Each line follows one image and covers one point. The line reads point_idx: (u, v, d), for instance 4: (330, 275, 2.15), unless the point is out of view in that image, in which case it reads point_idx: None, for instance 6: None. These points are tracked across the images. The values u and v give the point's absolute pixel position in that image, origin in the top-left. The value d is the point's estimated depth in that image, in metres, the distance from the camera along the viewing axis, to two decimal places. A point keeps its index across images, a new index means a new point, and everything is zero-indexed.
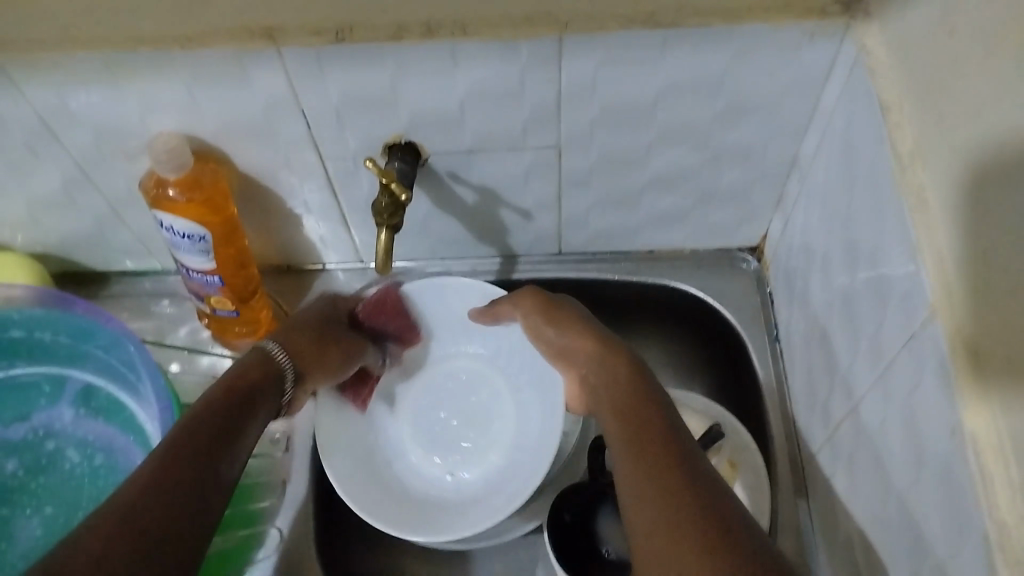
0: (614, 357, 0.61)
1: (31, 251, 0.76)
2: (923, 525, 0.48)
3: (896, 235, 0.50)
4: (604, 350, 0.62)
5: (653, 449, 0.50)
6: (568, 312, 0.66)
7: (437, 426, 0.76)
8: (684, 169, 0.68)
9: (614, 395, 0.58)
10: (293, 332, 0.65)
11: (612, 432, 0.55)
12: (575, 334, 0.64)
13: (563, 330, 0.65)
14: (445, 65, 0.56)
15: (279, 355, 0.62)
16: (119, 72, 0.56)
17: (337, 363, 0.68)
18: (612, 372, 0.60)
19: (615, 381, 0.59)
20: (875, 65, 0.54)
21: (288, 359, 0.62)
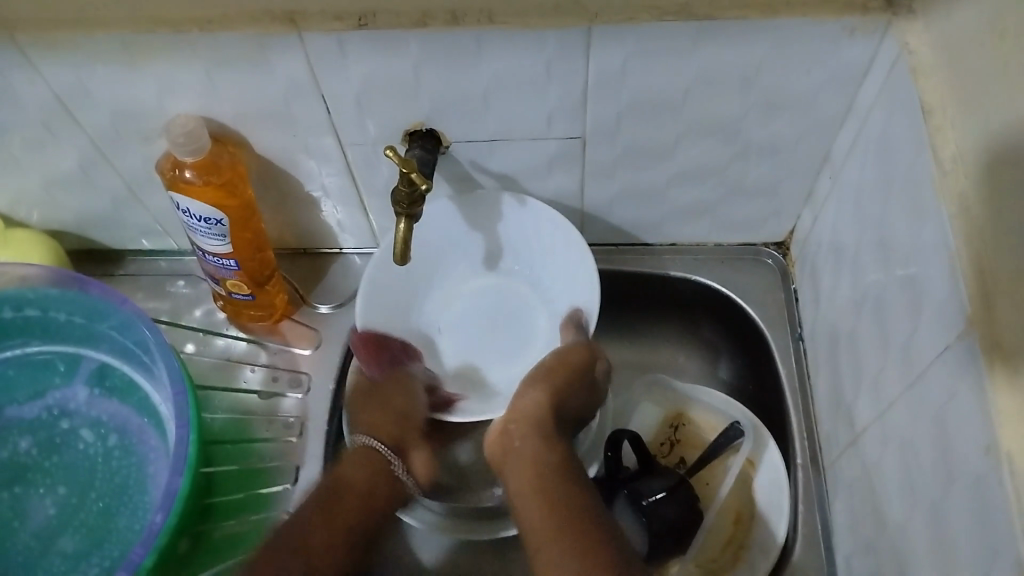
0: (546, 437, 0.60)
1: (47, 228, 0.76)
2: (950, 543, 0.46)
3: (932, 243, 0.49)
4: (545, 422, 0.61)
5: (583, 556, 0.51)
6: (569, 379, 0.64)
7: (467, 330, 0.74)
8: (712, 163, 0.66)
9: (537, 472, 0.58)
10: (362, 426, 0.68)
11: (532, 528, 0.54)
12: (529, 396, 0.63)
13: (532, 387, 0.64)
14: (470, 53, 0.55)
15: (380, 450, 0.66)
16: (136, 53, 0.54)
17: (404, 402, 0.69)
18: (524, 445, 0.60)
19: (533, 457, 0.59)
20: (917, 64, 0.52)
21: (385, 448, 0.66)
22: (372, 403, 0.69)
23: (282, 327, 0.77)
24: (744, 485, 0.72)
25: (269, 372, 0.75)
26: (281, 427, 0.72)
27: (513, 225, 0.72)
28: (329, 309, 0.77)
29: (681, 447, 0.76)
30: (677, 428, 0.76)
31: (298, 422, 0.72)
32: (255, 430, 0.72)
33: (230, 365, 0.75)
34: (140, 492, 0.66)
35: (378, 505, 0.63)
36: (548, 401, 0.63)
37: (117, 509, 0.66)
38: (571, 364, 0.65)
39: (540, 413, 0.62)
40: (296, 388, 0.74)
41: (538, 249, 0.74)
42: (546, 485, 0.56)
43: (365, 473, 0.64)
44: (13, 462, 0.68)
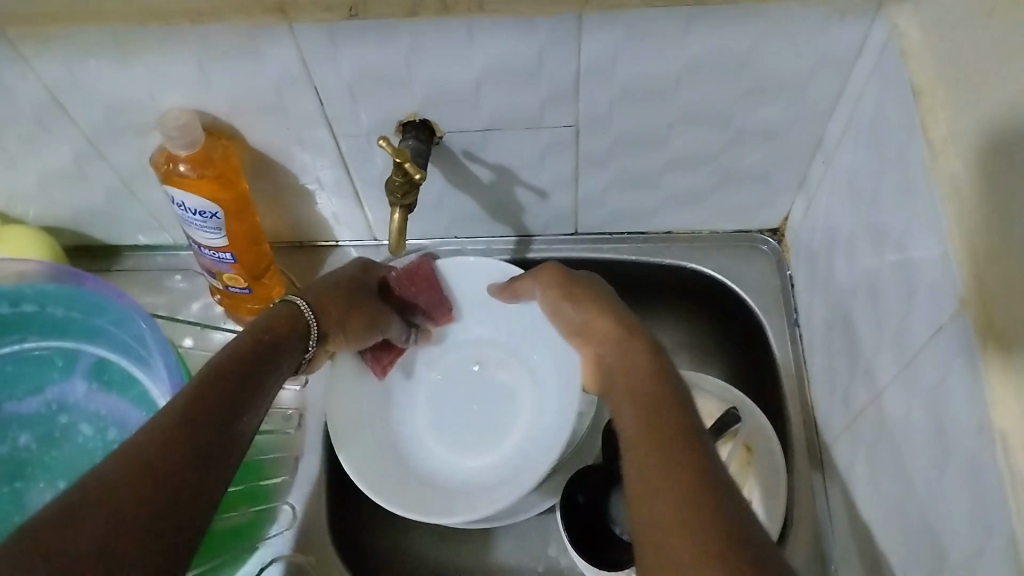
0: (633, 340, 0.59)
1: (43, 224, 0.76)
2: (946, 523, 0.47)
3: (925, 224, 0.49)
4: (620, 327, 0.61)
5: (667, 444, 0.48)
6: (591, 288, 0.65)
7: (447, 413, 0.75)
8: (706, 149, 0.66)
9: (626, 379, 0.56)
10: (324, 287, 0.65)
11: (623, 425, 0.52)
12: (581, 309, 0.64)
13: (574, 301, 0.65)
14: (461, 42, 0.55)
15: (303, 305, 0.62)
16: (128, 47, 0.55)
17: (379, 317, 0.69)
18: (618, 354, 0.60)
19: (629, 367, 0.57)
20: (907, 46, 0.52)
21: (312, 311, 0.63)
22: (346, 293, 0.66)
23: None
24: (742, 470, 0.70)
25: None
26: (280, 419, 0.73)
27: (455, 280, 0.76)
28: None
29: None
30: None
31: (296, 413, 0.73)
32: None
33: None
34: None
35: (286, 327, 0.60)
36: (602, 310, 0.63)
37: None
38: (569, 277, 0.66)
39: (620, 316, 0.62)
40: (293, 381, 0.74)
41: (500, 308, 0.76)
42: (631, 385, 0.55)
43: (283, 315, 0.61)
44: (13, 457, 0.68)
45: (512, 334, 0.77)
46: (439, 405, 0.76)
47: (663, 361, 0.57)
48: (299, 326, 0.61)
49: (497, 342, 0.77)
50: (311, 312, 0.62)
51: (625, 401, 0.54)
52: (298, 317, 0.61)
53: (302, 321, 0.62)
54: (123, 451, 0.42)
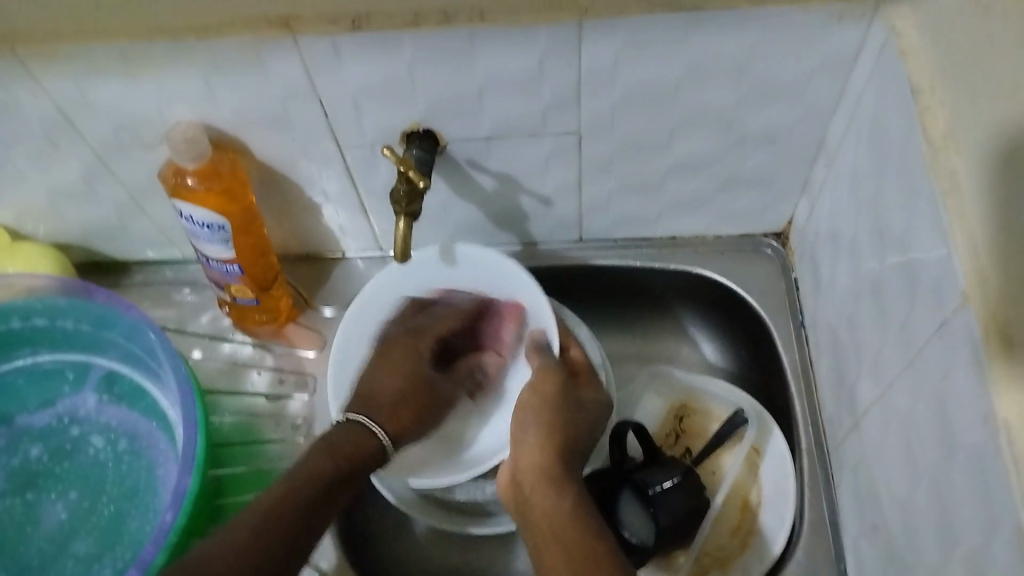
0: (557, 478, 0.57)
1: (53, 241, 0.77)
2: (953, 520, 0.47)
3: (926, 222, 0.49)
4: (554, 465, 0.58)
5: None
6: (553, 410, 0.61)
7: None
8: (708, 153, 0.67)
9: (554, 535, 0.54)
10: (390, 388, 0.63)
11: None
12: (529, 437, 0.60)
13: (534, 422, 0.60)
14: (464, 52, 0.56)
15: (376, 428, 0.60)
16: (135, 63, 0.55)
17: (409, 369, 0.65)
18: (540, 498, 0.56)
19: (548, 508, 0.55)
20: (905, 47, 0.52)
21: (383, 430, 0.61)
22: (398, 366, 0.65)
23: (287, 330, 0.78)
24: (749, 473, 0.72)
25: (276, 375, 0.76)
26: (290, 428, 0.73)
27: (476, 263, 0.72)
28: (334, 312, 0.78)
29: (687, 437, 0.76)
30: (682, 419, 0.77)
31: (306, 424, 0.74)
32: (264, 431, 0.73)
33: (238, 370, 0.77)
34: (150, 493, 0.67)
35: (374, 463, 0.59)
36: (549, 445, 0.59)
37: (128, 512, 0.66)
38: (548, 393, 0.62)
39: (553, 439, 0.59)
40: (303, 389, 0.75)
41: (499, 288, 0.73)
42: (571, 543, 0.53)
43: (356, 440, 0.58)
44: (24, 468, 0.69)
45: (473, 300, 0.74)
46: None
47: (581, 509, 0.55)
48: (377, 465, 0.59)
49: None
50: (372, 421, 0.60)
51: (550, 546, 0.53)
52: (372, 452, 0.59)
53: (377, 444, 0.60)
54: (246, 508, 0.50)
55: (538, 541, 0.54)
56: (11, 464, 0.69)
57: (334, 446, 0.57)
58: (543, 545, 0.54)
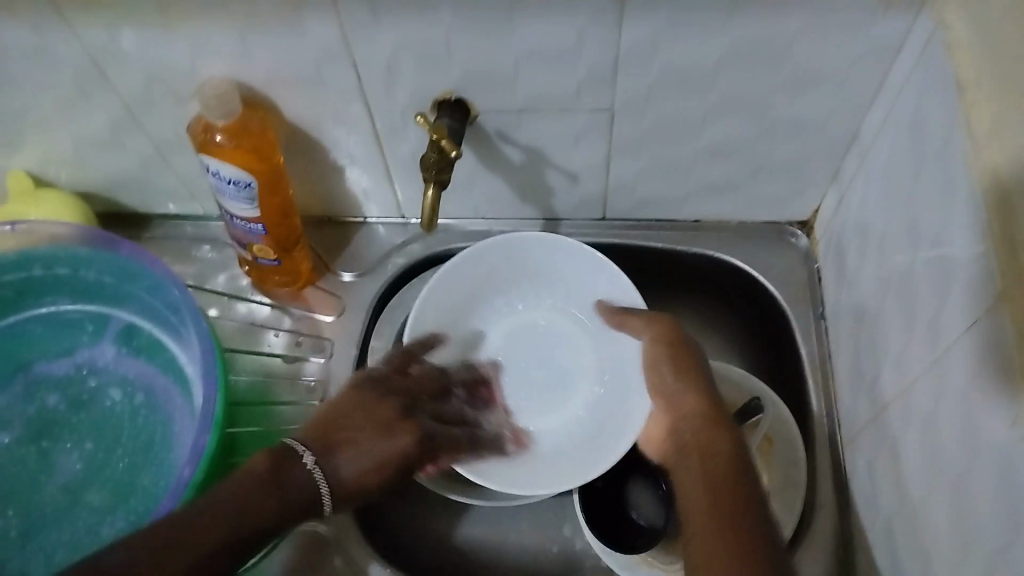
0: (714, 427, 0.58)
1: (76, 190, 0.77)
2: (972, 520, 0.47)
3: (962, 220, 0.49)
4: (713, 419, 0.59)
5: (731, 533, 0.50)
6: (688, 354, 0.63)
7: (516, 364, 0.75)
8: (740, 138, 0.66)
9: (725, 473, 0.55)
10: (366, 477, 0.57)
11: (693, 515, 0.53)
12: (683, 382, 0.61)
13: (661, 374, 0.63)
14: (503, 21, 0.55)
15: (311, 461, 0.55)
16: (173, 14, 0.55)
17: (393, 450, 0.58)
18: (712, 441, 0.57)
19: (719, 459, 0.56)
20: (953, 40, 0.51)
21: (317, 466, 0.55)
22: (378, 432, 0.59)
23: (306, 294, 0.78)
24: (762, 461, 0.71)
25: (293, 337, 0.76)
26: (303, 390, 0.74)
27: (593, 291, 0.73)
28: (353, 277, 0.78)
29: None
30: None
31: (320, 386, 0.74)
32: (277, 393, 0.73)
33: (253, 330, 0.76)
34: (164, 447, 0.68)
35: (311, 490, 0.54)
36: (699, 395, 0.60)
37: (143, 465, 0.67)
38: (667, 343, 0.64)
39: (709, 405, 0.60)
40: (319, 353, 0.75)
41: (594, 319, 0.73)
42: (723, 485, 0.54)
43: (296, 475, 0.54)
44: (41, 417, 0.70)
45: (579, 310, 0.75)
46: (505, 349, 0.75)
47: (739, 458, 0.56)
48: (310, 504, 0.54)
49: (556, 316, 0.76)
50: (312, 455, 0.55)
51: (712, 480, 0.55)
52: (307, 488, 0.54)
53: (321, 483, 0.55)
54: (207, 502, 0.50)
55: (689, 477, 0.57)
56: (29, 413, 0.70)
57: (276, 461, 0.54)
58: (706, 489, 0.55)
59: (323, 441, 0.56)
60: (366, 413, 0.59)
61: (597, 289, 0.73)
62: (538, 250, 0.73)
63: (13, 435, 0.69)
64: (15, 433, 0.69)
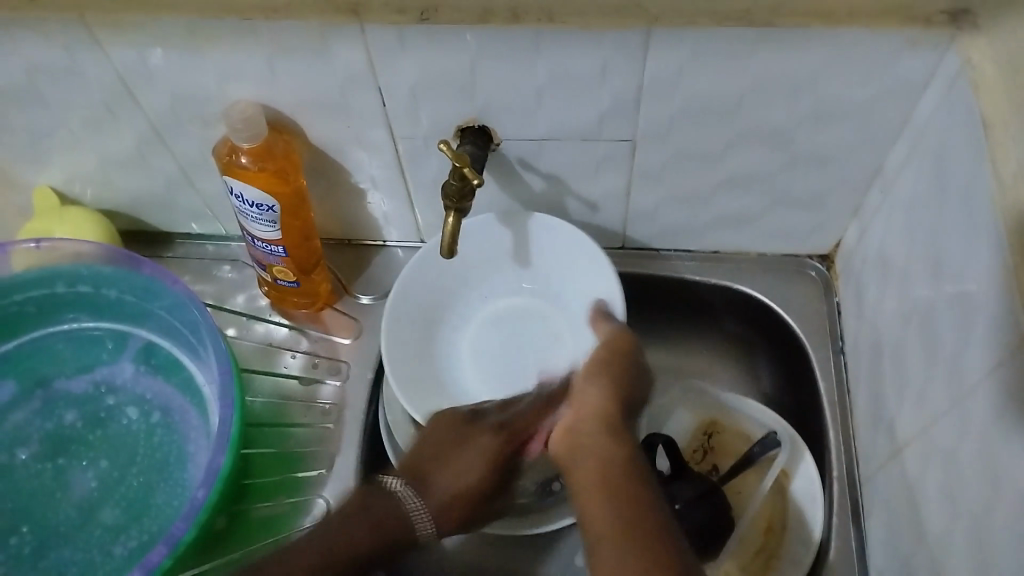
0: (615, 434, 0.56)
1: (100, 207, 0.78)
2: (991, 565, 0.46)
3: (986, 258, 0.48)
4: (612, 416, 0.58)
5: (639, 540, 0.48)
6: (621, 370, 0.62)
7: (493, 342, 0.76)
8: (761, 170, 0.66)
9: (607, 474, 0.53)
10: (453, 490, 0.61)
11: (593, 519, 0.51)
12: (593, 388, 0.60)
13: (595, 383, 0.61)
14: (528, 51, 0.55)
15: (396, 486, 0.60)
16: (203, 37, 0.56)
17: (481, 470, 0.63)
18: (596, 445, 0.56)
19: (603, 458, 0.54)
20: (979, 78, 0.51)
21: (417, 502, 0.60)
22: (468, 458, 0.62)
23: (323, 315, 0.78)
24: (777, 496, 0.71)
25: (310, 358, 0.76)
26: (319, 413, 0.73)
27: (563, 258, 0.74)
28: (370, 300, 0.78)
29: (715, 454, 0.76)
30: (711, 435, 0.77)
31: (335, 410, 0.74)
32: (293, 414, 0.73)
33: (271, 351, 0.77)
34: (179, 466, 0.68)
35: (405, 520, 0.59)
36: (613, 402, 0.59)
37: (158, 484, 0.67)
38: (615, 357, 0.64)
39: (610, 410, 0.58)
40: (335, 375, 0.75)
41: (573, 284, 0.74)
42: (620, 487, 0.52)
43: (388, 508, 0.59)
44: (58, 433, 0.70)
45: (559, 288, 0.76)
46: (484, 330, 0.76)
47: (633, 464, 0.54)
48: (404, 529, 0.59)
49: (531, 292, 0.77)
50: (406, 488, 0.60)
51: (594, 481, 0.53)
52: (398, 512, 0.59)
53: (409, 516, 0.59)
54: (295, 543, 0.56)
55: (580, 475, 0.54)
56: (46, 429, 0.70)
57: (362, 503, 0.59)
58: (587, 491, 0.53)
59: (414, 475, 0.61)
60: (432, 443, 0.63)
61: (580, 274, 0.74)
62: (505, 231, 0.74)
63: (30, 451, 0.69)
64: (31, 449, 0.69)
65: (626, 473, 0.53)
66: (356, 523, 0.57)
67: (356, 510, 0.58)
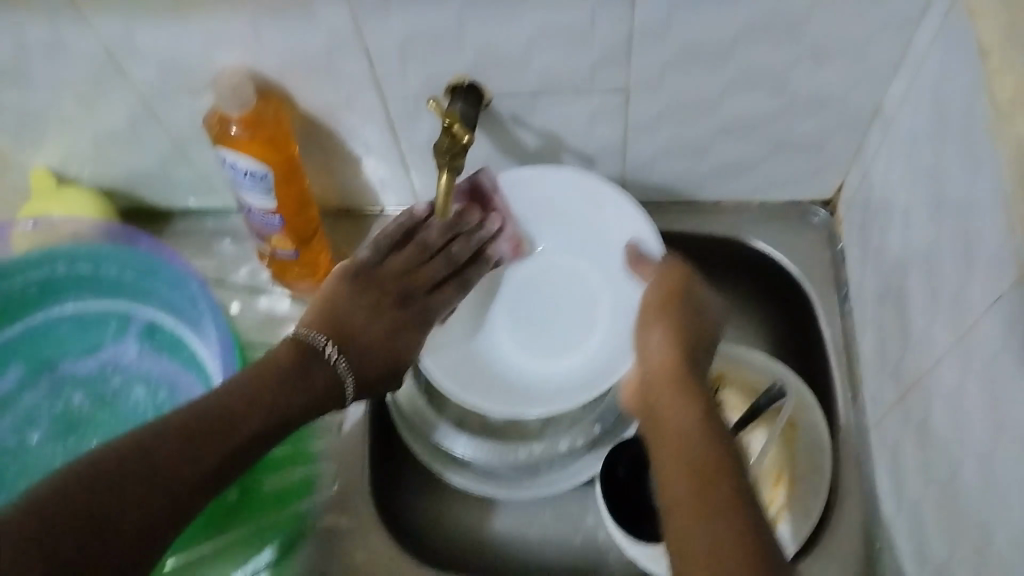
0: (687, 388, 0.54)
1: (98, 187, 0.77)
2: (999, 499, 0.46)
3: (986, 189, 0.47)
4: (682, 366, 0.55)
5: (710, 489, 0.46)
6: (683, 311, 0.59)
7: (535, 310, 0.73)
8: (757, 116, 0.65)
9: (681, 433, 0.50)
10: (375, 347, 0.61)
11: (667, 472, 0.49)
12: (656, 340, 0.57)
13: (658, 326, 0.58)
14: (513, 1, 0.54)
15: (330, 356, 0.58)
16: (185, 4, 0.55)
17: (407, 347, 0.63)
18: (668, 399, 0.53)
19: (674, 415, 0.52)
20: (974, 4, 0.50)
21: (336, 358, 0.59)
22: (387, 328, 0.62)
23: (325, 286, 0.78)
24: (787, 447, 0.69)
25: None
26: None
27: (590, 210, 0.72)
28: None
29: (723, 407, 0.73)
30: (718, 390, 0.74)
31: None
32: None
33: (274, 322, 0.77)
34: None
35: (294, 407, 0.55)
36: (680, 348, 0.56)
37: None
38: (673, 290, 0.61)
39: (680, 357, 0.55)
40: None
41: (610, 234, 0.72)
42: (694, 443, 0.49)
43: (301, 363, 0.57)
44: (68, 414, 0.71)
45: (596, 240, 0.73)
46: (524, 291, 0.74)
47: (708, 418, 0.51)
48: (331, 402, 0.57)
49: (571, 251, 0.74)
50: (333, 348, 0.59)
51: (668, 440, 0.51)
52: (328, 387, 0.57)
53: (338, 387, 0.58)
54: (211, 401, 0.52)
55: (659, 432, 0.52)
56: (55, 410, 0.71)
57: (287, 365, 0.56)
58: (664, 445, 0.51)
59: (334, 331, 0.60)
60: (382, 316, 0.62)
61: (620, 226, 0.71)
62: (554, 189, 0.71)
63: (41, 432, 0.70)
64: (42, 430, 0.70)
65: (697, 436, 0.50)
66: (202, 463, 0.49)
67: (246, 402, 0.53)
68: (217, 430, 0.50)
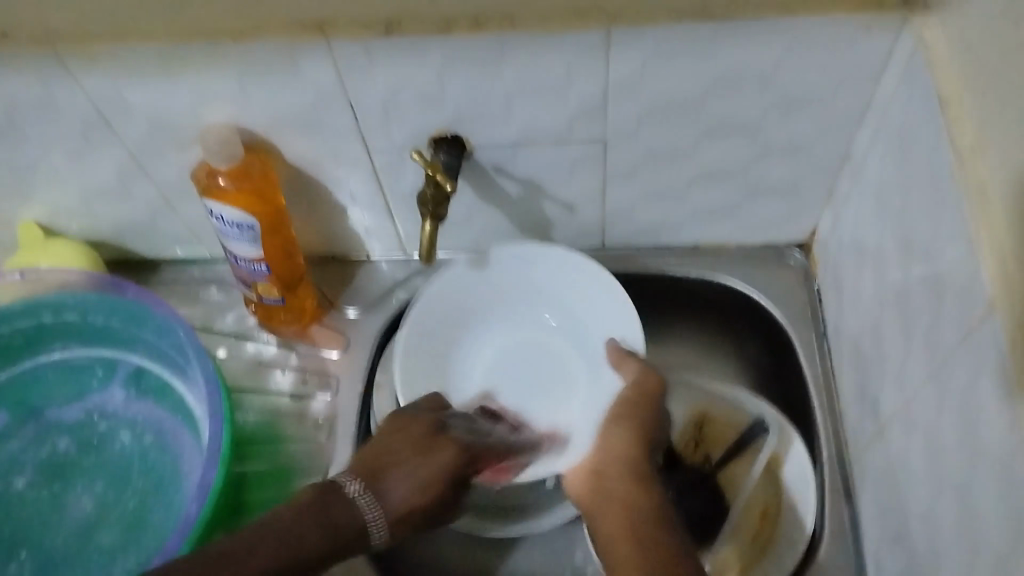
0: (639, 479, 0.54)
1: (85, 238, 0.78)
2: (978, 533, 0.47)
3: (953, 232, 0.49)
4: (636, 457, 0.56)
5: None
6: (650, 402, 0.61)
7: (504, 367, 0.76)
8: (732, 163, 0.67)
9: (631, 526, 0.51)
10: (413, 503, 0.53)
11: (619, 567, 0.49)
12: (617, 433, 0.58)
13: (618, 420, 0.59)
14: (493, 57, 0.56)
15: (348, 483, 0.51)
16: (173, 62, 0.56)
17: (440, 480, 0.54)
18: (616, 490, 0.54)
19: (624, 504, 0.53)
20: (933, 57, 0.52)
21: (358, 486, 0.51)
22: (425, 461, 0.54)
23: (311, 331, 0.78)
24: (770, 483, 0.72)
25: (300, 374, 0.77)
26: (311, 427, 0.74)
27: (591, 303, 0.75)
28: (357, 314, 0.79)
29: (706, 446, 0.76)
30: (702, 428, 0.77)
31: (327, 423, 0.74)
32: (286, 429, 0.74)
33: (261, 368, 0.77)
34: (174, 488, 0.68)
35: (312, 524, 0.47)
36: (640, 440, 0.57)
37: (154, 506, 0.68)
38: (645, 387, 0.62)
39: (635, 449, 0.57)
40: (326, 389, 0.76)
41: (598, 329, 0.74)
42: (644, 536, 0.50)
43: (339, 518, 0.49)
44: (52, 460, 0.71)
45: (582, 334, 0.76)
46: (496, 359, 0.76)
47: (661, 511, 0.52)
48: (355, 540, 0.49)
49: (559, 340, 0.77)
50: (358, 487, 0.51)
51: (619, 534, 0.51)
52: (355, 521, 0.50)
53: (351, 503, 0.50)
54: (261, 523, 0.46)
55: (605, 525, 0.52)
56: (40, 456, 0.71)
57: (331, 521, 0.48)
58: (612, 543, 0.51)
59: (367, 470, 0.53)
60: (415, 446, 0.55)
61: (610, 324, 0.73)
62: (570, 274, 0.75)
63: (26, 478, 0.70)
64: (27, 477, 0.70)
65: (656, 530, 0.51)
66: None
67: (315, 516, 0.48)
68: (316, 527, 0.47)
